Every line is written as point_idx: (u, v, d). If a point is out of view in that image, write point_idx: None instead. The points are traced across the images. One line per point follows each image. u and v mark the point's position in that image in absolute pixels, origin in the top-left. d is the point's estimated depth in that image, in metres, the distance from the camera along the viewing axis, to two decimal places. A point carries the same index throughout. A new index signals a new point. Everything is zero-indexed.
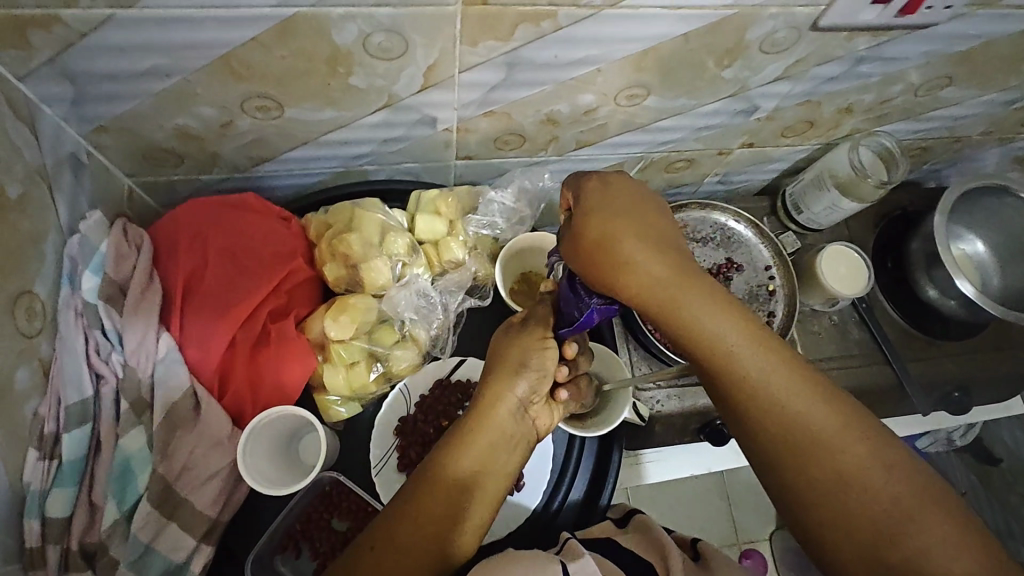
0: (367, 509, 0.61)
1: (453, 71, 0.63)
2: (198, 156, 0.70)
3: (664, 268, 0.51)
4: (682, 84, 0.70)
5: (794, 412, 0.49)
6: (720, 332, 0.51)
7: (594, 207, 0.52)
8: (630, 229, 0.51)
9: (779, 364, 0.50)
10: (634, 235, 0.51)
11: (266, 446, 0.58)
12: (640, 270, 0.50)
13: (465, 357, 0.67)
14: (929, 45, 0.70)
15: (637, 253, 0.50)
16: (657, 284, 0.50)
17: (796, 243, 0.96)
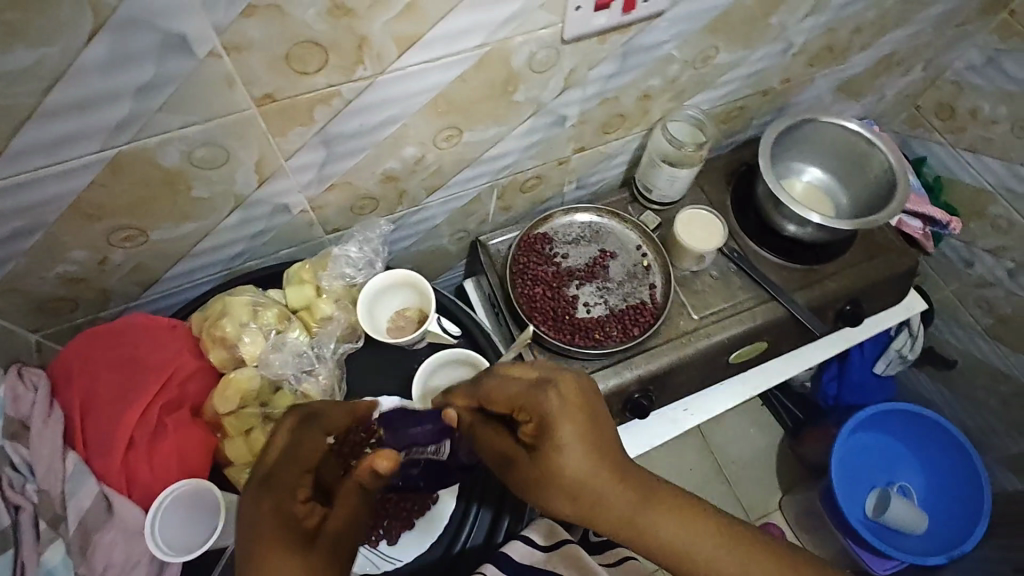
0: None
1: (280, 161, 0.73)
2: (89, 296, 0.78)
3: (583, 455, 0.57)
4: (485, 116, 0.81)
5: (669, 535, 0.56)
6: (607, 489, 0.57)
7: (552, 407, 0.58)
8: (573, 428, 0.58)
9: (641, 486, 0.58)
10: (576, 434, 0.57)
11: (190, 513, 0.64)
12: (570, 467, 0.57)
13: (362, 398, 0.73)
14: (675, 28, 0.82)
15: (568, 450, 0.57)
16: (577, 470, 0.57)
17: (655, 219, 1.05)
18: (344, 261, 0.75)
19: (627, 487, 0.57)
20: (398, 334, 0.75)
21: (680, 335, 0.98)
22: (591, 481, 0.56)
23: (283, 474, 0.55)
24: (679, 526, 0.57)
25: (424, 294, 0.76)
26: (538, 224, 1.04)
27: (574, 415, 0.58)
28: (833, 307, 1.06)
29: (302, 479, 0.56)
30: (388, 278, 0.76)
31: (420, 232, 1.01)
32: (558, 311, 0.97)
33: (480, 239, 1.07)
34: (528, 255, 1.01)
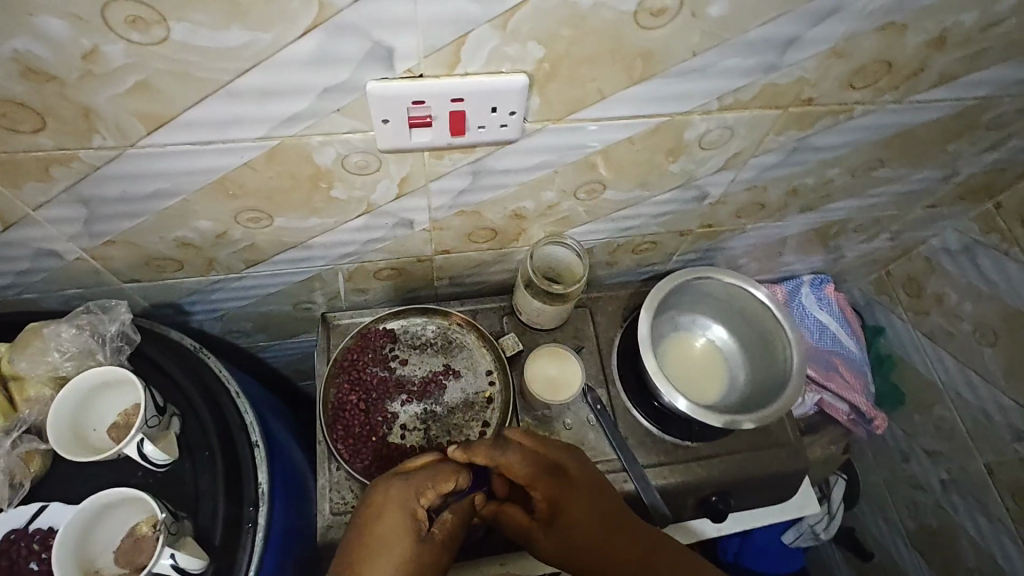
0: None
1: (24, 210, 0.63)
2: None
3: (590, 531, 0.74)
4: (298, 205, 0.70)
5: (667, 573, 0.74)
6: (584, 531, 0.74)
7: (552, 477, 0.75)
8: (577, 514, 0.74)
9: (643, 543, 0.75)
10: (582, 520, 0.74)
11: None
12: (599, 496, 0.76)
13: (49, 503, 0.63)
14: (538, 158, 0.69)
15: (577, 530, 0.74)
16: (577, 517, 0.74)
17: (516, 344, 0.92)
18: (53, 342, 0.64)
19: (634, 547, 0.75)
20: (95, 440, 0.63)
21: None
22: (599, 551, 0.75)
23: (415, 498, 0.70)
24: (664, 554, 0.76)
25: (133, 393, 0.65)
26: (386, 318, 0.92)
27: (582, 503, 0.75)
28: (696, 493, 0.91)
29: (429, 488, 0.71)
30: (100, 379, 0.64)
31: (253, 296, 0.91)
32: (367, 427, 0.85)
33: (327, 316, 0.95)
34: (362, 352, 0.90)
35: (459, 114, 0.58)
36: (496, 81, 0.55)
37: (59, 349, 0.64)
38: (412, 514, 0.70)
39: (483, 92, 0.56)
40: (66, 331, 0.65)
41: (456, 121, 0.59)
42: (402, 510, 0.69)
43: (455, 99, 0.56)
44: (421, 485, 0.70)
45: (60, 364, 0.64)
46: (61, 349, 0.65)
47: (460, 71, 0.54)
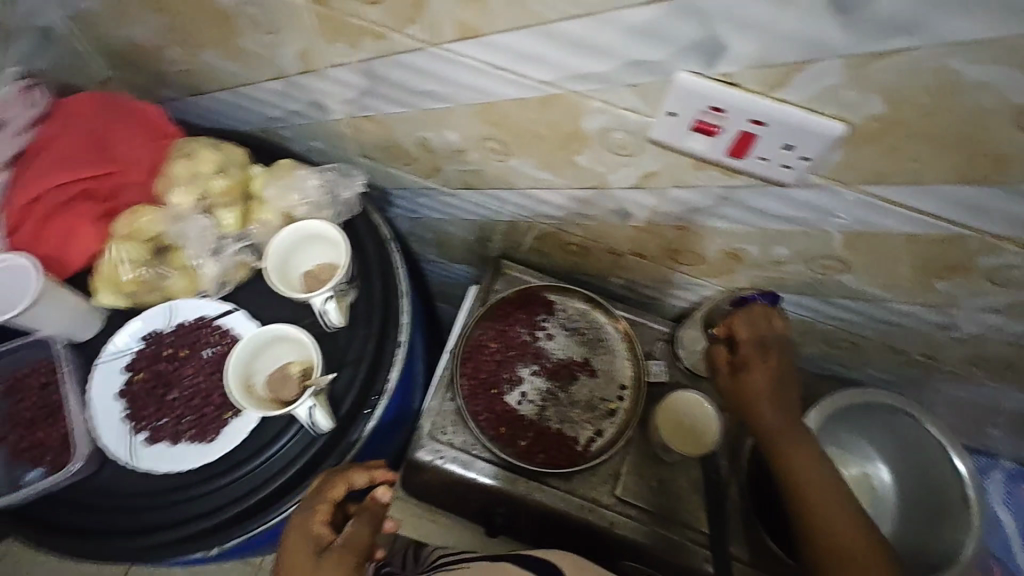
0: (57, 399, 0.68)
1: (323, 64, 0.69)
2: (146, 70, 0.83)
3: (766, 392, 0.68)
4: (539, 154, 0.70)
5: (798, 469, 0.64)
6: (754, 372, 0.69)
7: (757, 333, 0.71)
8: (765, 366, 0.68)
9: (821, 489, 0.62)
10: (763, 374, 0.68)
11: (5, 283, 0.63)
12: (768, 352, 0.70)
13: (234, 310, 0.71)
14: (796, 211, 0.63)
15: (756, 379, 0.68)
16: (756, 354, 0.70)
17: (662, 374, 0.90)
18: (298, 185, 0.72)
19: (797, 475, 0.64)
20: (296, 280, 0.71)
21: (583, 495, 0.84)
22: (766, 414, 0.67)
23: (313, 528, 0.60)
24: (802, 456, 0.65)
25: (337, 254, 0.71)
26: (552, 289, 0.92)
27: (769, 368, 0.69)
28: None
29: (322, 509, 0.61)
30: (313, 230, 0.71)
31: (449, 214, 0.95)
32: (492, 378, 0.87)
33: (501, 261, 0.97)
34: (517, 308, 0.91)
35: (749, 136, 0.54)
36: (809, 120, 0.50)
37: (299, 193, 0.72)
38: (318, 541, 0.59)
39: (790, 126, 0.51)
40: (311, 180, 0.73)
41: (742, 141, 0.55)
42: (303, 541, 0.59)
43: (756, 121, 0.52)
44: (314, 502, 0.61)
45: (296, 205, 0.72)
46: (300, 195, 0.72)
47: (779, 95, 0.50)
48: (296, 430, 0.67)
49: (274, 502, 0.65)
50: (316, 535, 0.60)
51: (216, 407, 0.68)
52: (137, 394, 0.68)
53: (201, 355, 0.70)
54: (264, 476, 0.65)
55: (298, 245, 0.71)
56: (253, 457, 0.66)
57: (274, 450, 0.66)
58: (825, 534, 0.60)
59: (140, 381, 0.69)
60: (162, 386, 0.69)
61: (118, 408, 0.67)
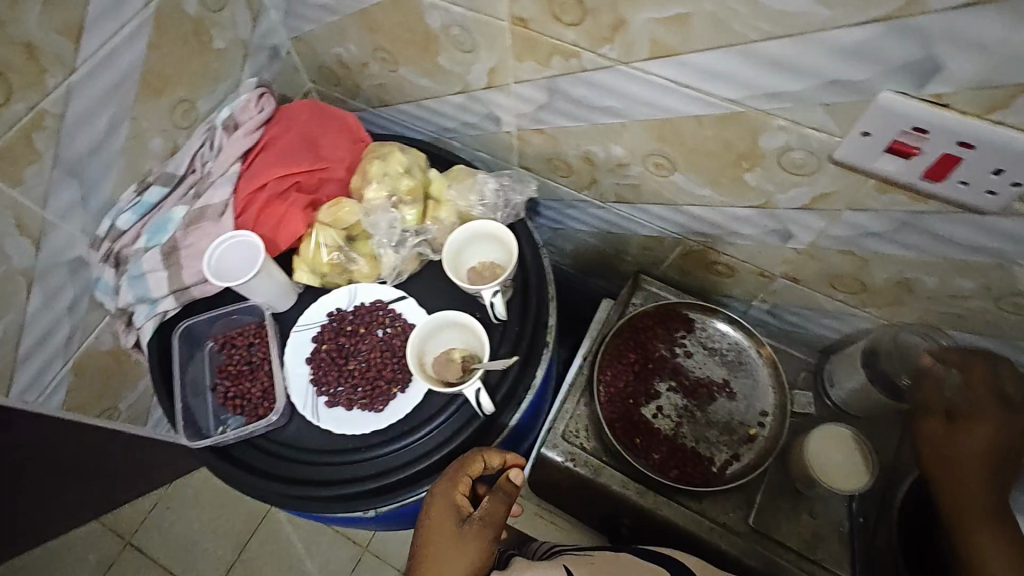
0: (258, 358, 0.79)
1: (509, 80, 0.76)
2: (346, 84, 0.95)
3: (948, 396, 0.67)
4: (705, 171, 0.72)
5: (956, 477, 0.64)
6: (941, 388, 0.68)
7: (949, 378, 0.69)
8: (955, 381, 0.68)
9: (966, 490, 0.63)
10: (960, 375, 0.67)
11: (236, 255, 0.75)
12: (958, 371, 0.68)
13: (406, 297, 0.79)
14: (991, 242, 0.60)
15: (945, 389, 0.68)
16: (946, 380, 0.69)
17: (807, 406, 0.86)
18: (476, 188, 0.80)
19: (959, 478, 0.63)
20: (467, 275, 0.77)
21: (715, 518, 0.82)
22: (941, 433, 0.66)
23: (451, 500, 0.65)
24: (969, 461, 0.64)
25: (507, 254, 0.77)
26: (694, 307, 0.92)
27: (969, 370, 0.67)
28: None
29: (461, 482, 0.66)
30: (485, 228, 0.77)
31: (594, 226, 0.99)
32: (629, 388, 0.89)
33: (641, 276, 0.98)
34: (657, 323, 0.92)
35: (952, 159, 0.53)
36: None
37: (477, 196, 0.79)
38: (458, 511, 0.64)
39: (1005, 149, 0.49)
40: (489, 185, 0.80)
41: (942, 164, 0.54)
42: (444, 509, 0.64)
43: (964, 144, 0.51)
44: (455, 473, 0.66)
45: (474, 207, 0.79)
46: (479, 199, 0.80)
47: (996, 118, 0.49)
48: (456, 410, 0.72)
49: (431, 472, 0.71)
50: (458, 506, 0.64)
51: (387, 381, 0.75)
52: (321, 362, 0.77)
53: (375, 333, 0.78)
54: (425, 448, 0.71)
55: (473, 244, 0.79)
56: (417, 428, 0.72)
57: (436, 424, 0.72)
58: (970, 538, 0.61)
59: (325, 351, 0.77)
60: (342, 356, 0.77)
61: (306, 371, 0.77)
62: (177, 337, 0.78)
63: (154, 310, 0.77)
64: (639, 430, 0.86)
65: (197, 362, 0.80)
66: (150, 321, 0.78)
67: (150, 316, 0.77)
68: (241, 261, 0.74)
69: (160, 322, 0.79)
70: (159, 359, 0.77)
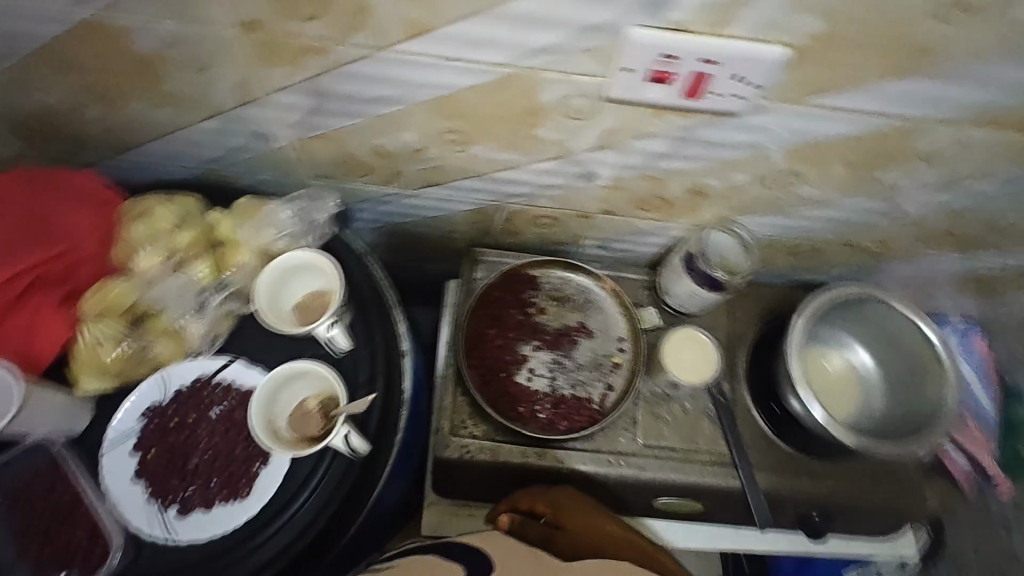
0: (70, 499, 0.63)
1: (263, 91, 0.67)
2: (62, 137, 0.77)
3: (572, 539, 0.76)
4: (500, 136, 0.71)
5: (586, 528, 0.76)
6: (582, 516, 0.78)
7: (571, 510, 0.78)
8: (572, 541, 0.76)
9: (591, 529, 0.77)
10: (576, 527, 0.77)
11: None
12: (592, 512, 0.78)
13: (232, 360, 0.68)
14: (751, 138, 0.67)
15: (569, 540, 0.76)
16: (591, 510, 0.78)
17: (655, 320, 0.92)
18: (270, 219, 0.70)
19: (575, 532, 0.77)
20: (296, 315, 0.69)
21: (612, 451, 0.87)
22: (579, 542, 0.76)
23: None
24: (592, 528, 0.77)
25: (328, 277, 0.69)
26: (532, 265, 0.94)
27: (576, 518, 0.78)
28: (796, 508, 0.90)
29: None
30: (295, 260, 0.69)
31: (412, 216, 0.94)
32: (499, 362, 0.89)
33: (473, 250, 0.97)
34: (504, 292, 0.92)
35: (703, 76, 0.57)
36: (757, 49, 0.54)
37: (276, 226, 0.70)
38: None
39: (740, 58, 0.55)
40: (285, 212, 0.71)
41: (696, 82, 0.58)
42: None
43: (709, 61, 0.55)
44: None
45: (276, 239, 0.70)
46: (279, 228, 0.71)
47: (726, 32, 0.53)
48: (335, 463, 0.65)
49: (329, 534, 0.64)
50: None
51: (244, 463, 0.66)
52: (155, 474, 0.65)
53: (208, 418, 0.66)
54: (312, 515, 0.64)
55: (290, 279, 0.70)
56: (296, 498, 0.65)
57: (317, 485, 0.65)
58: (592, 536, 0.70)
59: (155, 457, 0.65)
60: (178, 456, 0.66)
61: (139, 489, 0.64)
62: None
63: None
64: (523, 398, 0.87)
65: None
66: None
67: None
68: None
69: None
70: None
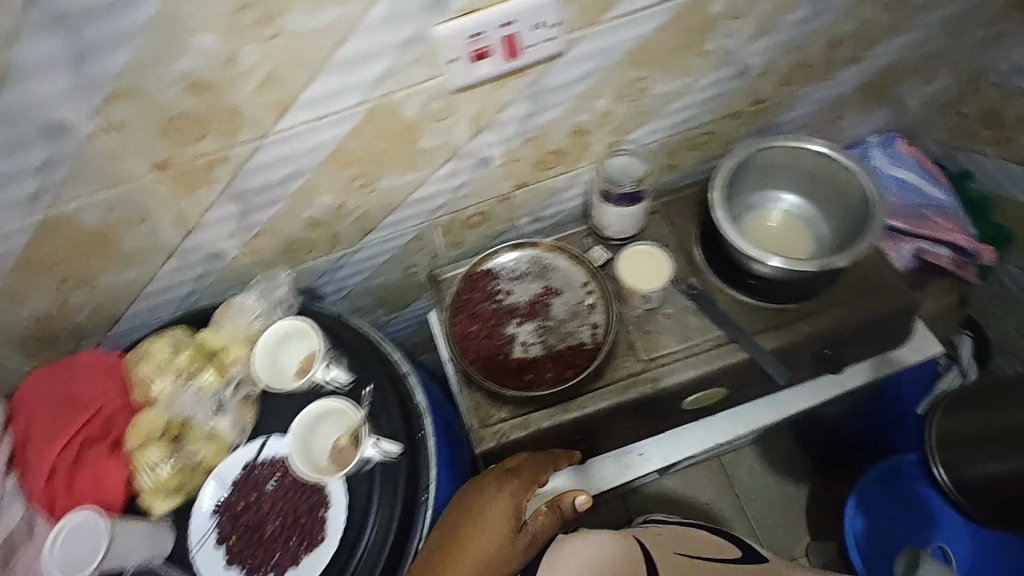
0: None
1: (198, 214, 0.80)
2: (67, 333, 0.91)
3: None
4: (397, 162, 0.83)
5: None
6: None
7: None
8: None
9: None
10: None
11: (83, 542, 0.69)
12: None
13: (268, 438, 0.80)
14: (582, 68, 0.79)
15: None
16: None
17: (604, 255, 1.02)
18: (247, 309, 0.82)
19: None
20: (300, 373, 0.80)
21: (576, 398, 0.94)
22: None
23: None
24: None
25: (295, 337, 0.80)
26: (483, 259, 1.04)
27: None
28: (805, 351, 0.97)
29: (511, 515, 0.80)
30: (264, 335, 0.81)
31: (363, 269, 1.04)
32: (493, 348, 0.97)
33: (433, 273, 1.08)
34: (470, 292, 1.01)
35: (511, 37, 0.69)
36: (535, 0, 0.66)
37: (255, 310, 0.82)
38: None
39: (526, 10, 0.67)
40: (262, 297, 0.83)
41: (509, 44, 0.70)
42: None
43: (507, 23, 0.68)
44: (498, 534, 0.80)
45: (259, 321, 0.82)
46: (258, 310, 0.83)
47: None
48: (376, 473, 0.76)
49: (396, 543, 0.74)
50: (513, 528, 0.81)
51: (309, 511, 0.76)
52: (243, 553, 0.74)
53: (268, 491, 0.77)
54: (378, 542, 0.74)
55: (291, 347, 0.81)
56: (364, 512, 0.75)
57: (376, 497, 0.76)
58: None
59: (239, 539, 0.75)
60: (257, 528, 0.76)
61: (236, 571, 0.74)
62: None
63: None
64: (532, 367, 0.95)
65: None
66: None
67: None
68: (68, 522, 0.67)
69: None
70: None
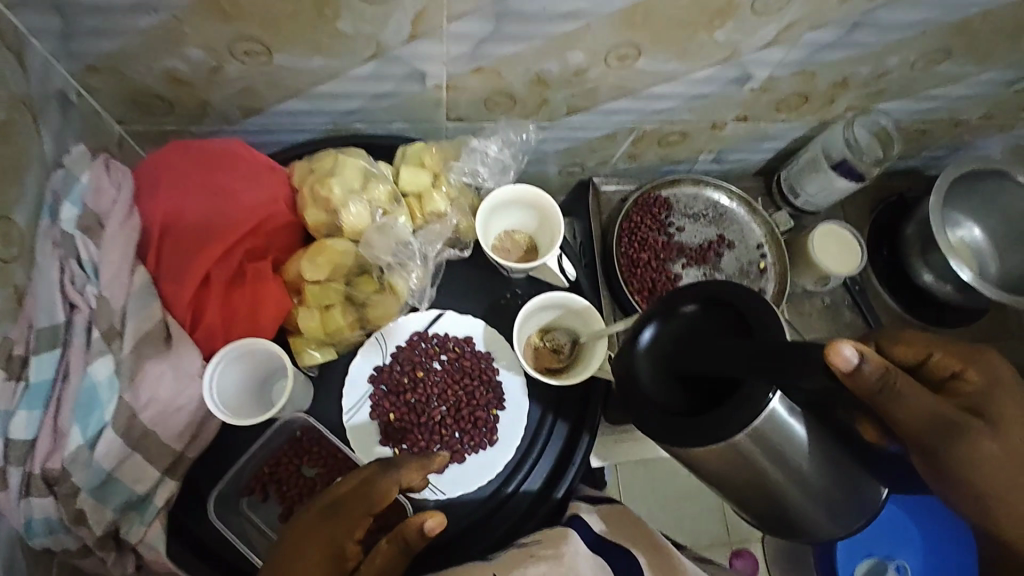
0: (335, 456, 0.61)
1: (440, 21, 0.62)
2: (189, 105, 0.70)
3: None
4: (676, 46, 0.69)
5: None
6: None
7: None
8: None
9: None
10: None
11: (240, 378, 0.60)
12: None
13: (444, 311, 0.68)
14: (920, 15, 0.69)
15: None
16: None
17: (790, 222, 0.95)
18: (479, 157, 0.67)
19: None
20: (505, 255, 0.68)
21: None
22: None
23: None
24: None
25: (526, 213, 0.69)
26: (661, 185, 0.94)
27: None
28: None
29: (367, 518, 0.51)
30: (494, 191, 0.67)
31: (535, 150, 0.90)
32: (655, 282, 0.89)
33: (591, 181, 0.96)
34: (642, 215, 0.91)
35: None
36: None
37: (483, 163, 0.67)
38: None
39: None
40: (492, 147, 0.68)
41: None
42: None
43: None
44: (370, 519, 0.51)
45: (484, 180, 0.68)
46: (483, 165, 0.68)
47: None
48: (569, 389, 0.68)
49: (559, 471, 0.66)
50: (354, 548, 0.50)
51: (484, 407, 0.66)
52: (402, 434, 0.64)
53: (436, 369, 0.66)
54: (553, 467, 0.66)
55: (504, 215, 0.69)
56: (540, 425, 0.67)
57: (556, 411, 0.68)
58: None
59: (398, 418, 0.64)
60: (421, 410, 0.65)
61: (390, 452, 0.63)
62: (216, 515, 0.58)
63: (150, 511, 0.57)
64: None
65: (251, 528, 0.60)
66: (155, 522, 0.57)
67: (149, 520, 0.56)
68: (249, 391, 0.60)
69: (167, 514, 0.58)
70: (212, 551, 0.59)
